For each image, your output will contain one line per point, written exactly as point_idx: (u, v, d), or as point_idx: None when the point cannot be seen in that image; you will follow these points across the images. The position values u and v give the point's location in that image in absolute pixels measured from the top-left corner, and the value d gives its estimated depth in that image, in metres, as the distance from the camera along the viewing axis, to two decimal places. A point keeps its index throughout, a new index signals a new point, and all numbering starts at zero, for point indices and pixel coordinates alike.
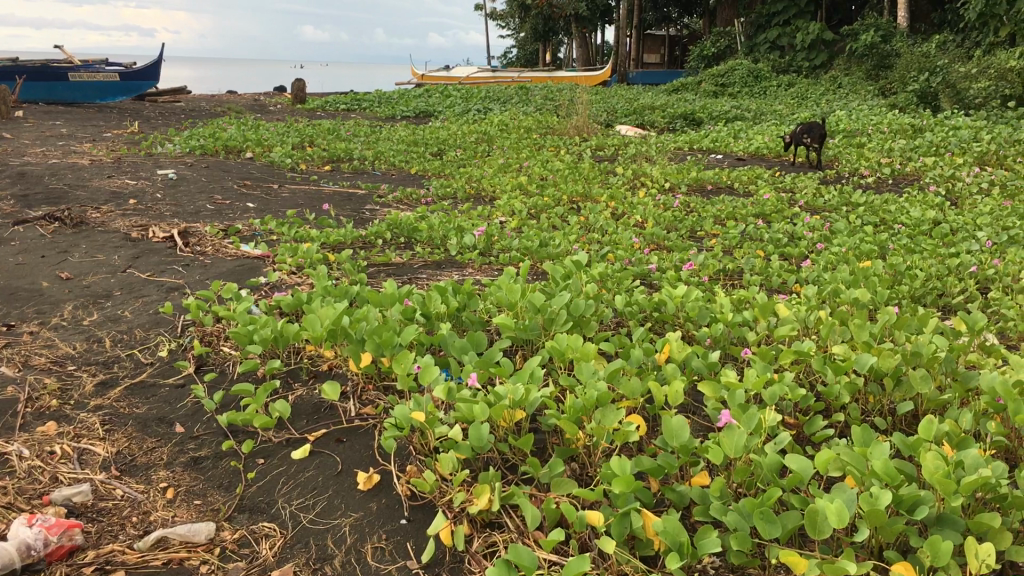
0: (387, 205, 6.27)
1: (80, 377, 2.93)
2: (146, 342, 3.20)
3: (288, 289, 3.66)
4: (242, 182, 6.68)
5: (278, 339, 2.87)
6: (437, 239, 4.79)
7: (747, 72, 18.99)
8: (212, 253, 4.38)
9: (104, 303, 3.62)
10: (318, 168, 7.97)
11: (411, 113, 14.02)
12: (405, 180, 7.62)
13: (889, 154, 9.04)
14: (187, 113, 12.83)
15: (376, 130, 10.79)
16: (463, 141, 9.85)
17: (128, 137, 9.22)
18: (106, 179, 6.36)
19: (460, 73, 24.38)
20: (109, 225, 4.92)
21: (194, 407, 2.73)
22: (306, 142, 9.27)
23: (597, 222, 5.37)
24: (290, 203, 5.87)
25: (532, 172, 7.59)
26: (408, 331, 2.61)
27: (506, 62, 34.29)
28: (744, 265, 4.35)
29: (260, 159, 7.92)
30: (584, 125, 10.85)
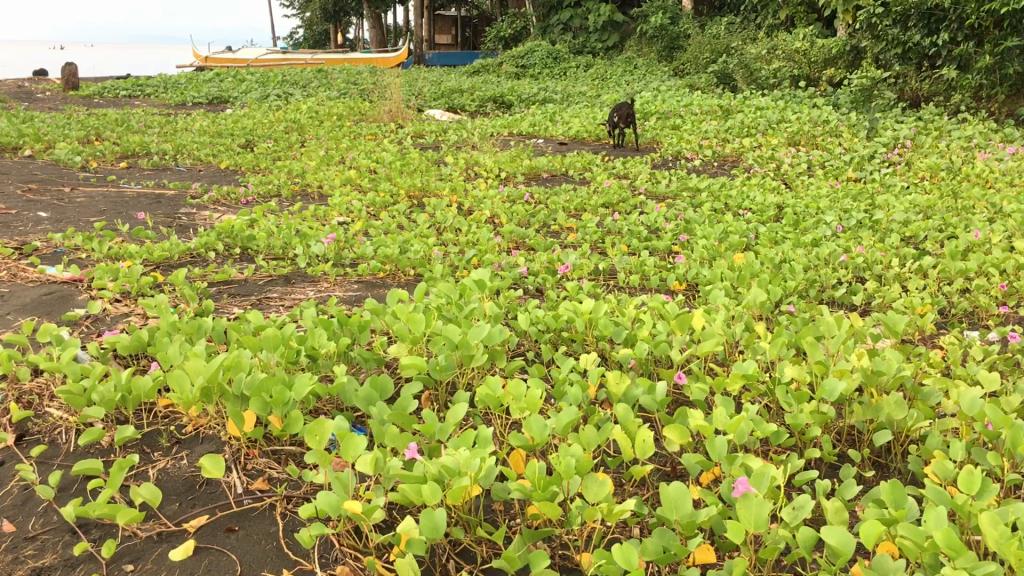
0: (203, 208, 5.60)
1: None
2: None
3: (120, 325, 3.06)
4: (26, 185, 5.79)
5: (128, 400, 2.32)
6: (278, 248, 4.25)
7: (546, 53, 18.98)
8: (8, 277, 3.66)
9: None
10: (113, 165, 7.09)
11: (203, 99, 12.98)
12: (216, 177, 6.90)
13: (705, 135, 9.14)
14: None
15: (170, 119, 9.84)
16: (273, 131, 9.11)
17: None
18: None
19: (247, 55, 23.02)
20: None
21: (22, 496, 2.14)
22: (93, 134, 8.26)
23: (447, 220, 4.99)
24: (93, 210, 5.11)
25: (359, 163, 7.07)
26: (302, 383, 2.16)
27: (293, 42, 32.80)
28: (617, 263, 4.12)
29: (43, 156, 6.94)
30: (399, 111, 10.36)
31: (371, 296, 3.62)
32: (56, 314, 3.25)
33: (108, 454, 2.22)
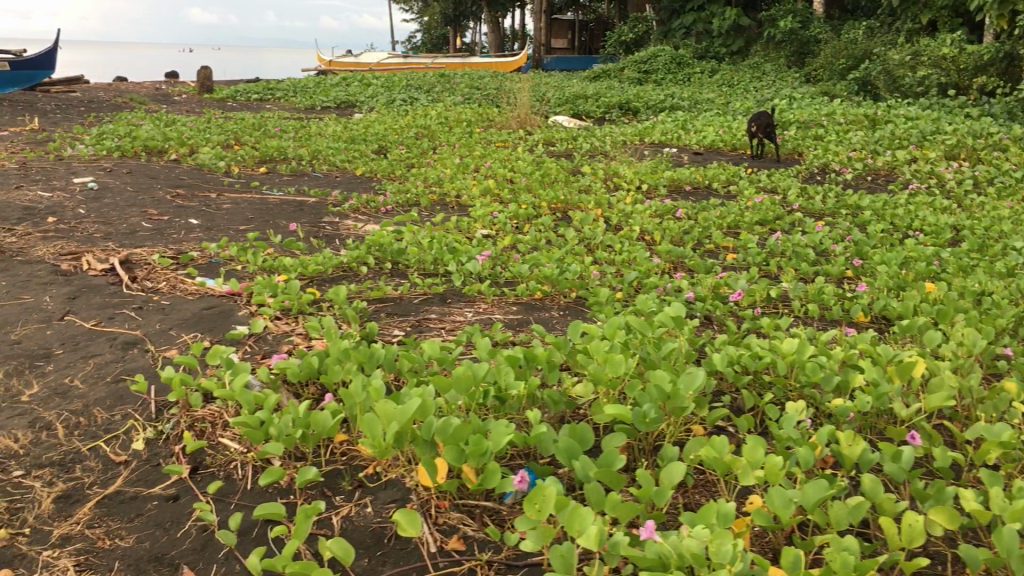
0: (346, 217, 5.51)
1: (31, 488, 2.25)
2: (111, 428, 2.53)
3: (284, 347, 2.96)
4: (173, 190, 5.83)
5: (308, 438, 2.18)
6: (430, 264, 4.10)
7: (669, 58, 18.52)
8: (167, 289, 3.63)
9: (43, 367, 2.95)
10: (252, 170, 7.11)
11: (331, 102, 13.03)
12: (352, 183, 6.84)
13: (852, 147, 8.63)
14: (86, 105, 11.61)
15: (303, 123, 9.88)
16: (404, 135, 9.02)
17: (28, 132, 8.06)
18: (13, 191, 5.45)
19: (369, 58, 23.21)
20: (31, 254, 4.15)
21: (201, 538, 2.02)
22: (232, 138, 8.34)
23: (597, 236, 4.75)
24: (240, 218, 5.08)
25: (496, 171, 6.88)
26: (500, 431, 1.96)
27: (410, 46, 33.02)
28: (792, 289, 3.81)
29: (186, 161, 7.01)
30: (527, 117, 10.15)
31: (533, 320, 3.42)
32: (218, 331, 3.18)
33: (288, 497, 2.08)
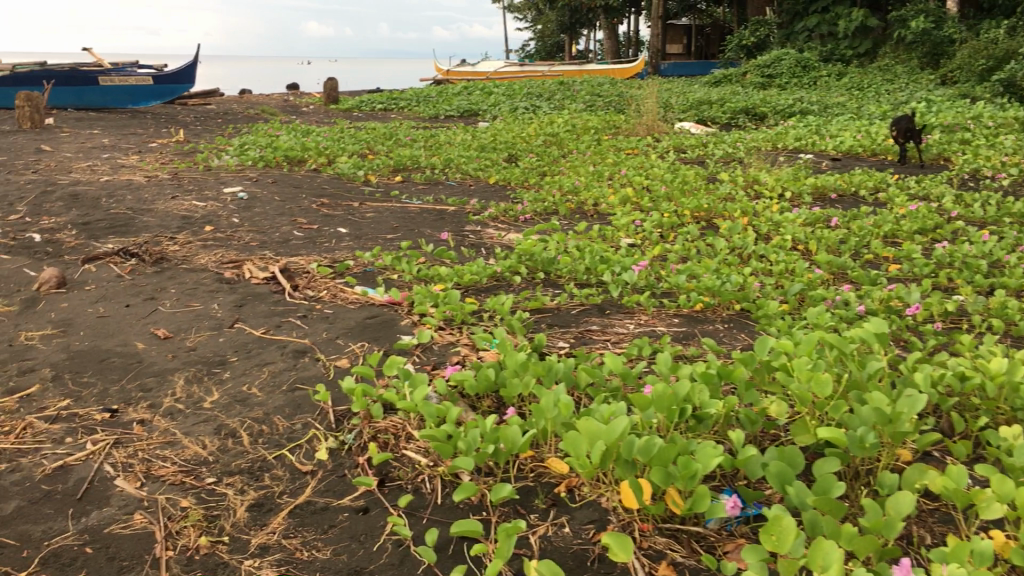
0: (487, 225, 5.49)
1: (224, 495, 2.28)
2: (293, 436, 2.56)
3: (453, 358, 2.95)
4: (318, 199, 5.93)
5: (500, 454, 2.14)
6: (583, 274, 4.03)
7: (794, 62, 17.99)
8: (329, 298, 3.68)
9: (220, 375, 3.01)
10: (388, 178, 7.18)
11: (455, 111, 13.11)
12: (487, 191, 6.83)
13: (1005, 151, 8.16)
14: (222, 117, 12.01)
15: (432, 131, 9.96)
16: (533, 143, 8.98)
17: (175, 145, 8.35)
18: (170, 201, 5.65)
19: (486, 67, 23.34)
20: (194, 262, 4.28)
21: (397, 552, 2.00)
22: (366, 147, 8.46)
23: (750, 246, 4.60)
24: (386, 227, 5.13)
25: (632, 179, 6.76)
26: (709, 453, 1.87)
27: (525, 54, 33.08)
28: (971, 303, 3.59)
29: (326, 170, 7.14)
30: (655, 123, 9.99)
31: (699, 332, 3.31)
32: (384, 340, 3.19)
33: (483, 514, 2.04)
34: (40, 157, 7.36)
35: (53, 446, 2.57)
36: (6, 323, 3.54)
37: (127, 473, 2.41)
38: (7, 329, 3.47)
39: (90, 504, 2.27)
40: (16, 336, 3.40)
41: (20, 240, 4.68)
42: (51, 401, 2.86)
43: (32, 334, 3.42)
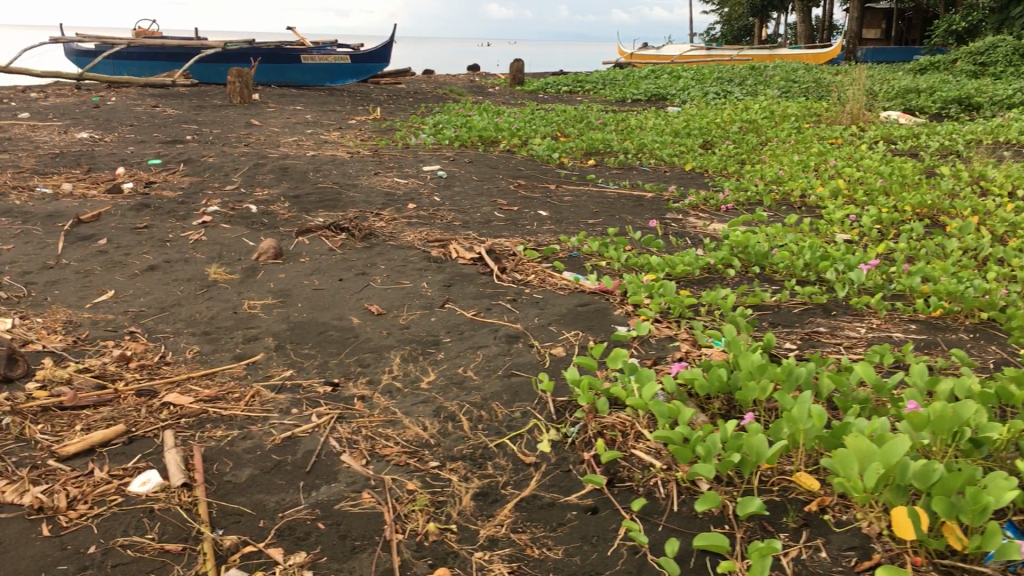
0: (689, 214, 5.28)
1: (448, 481, 2.24)
2: (513, 425, 2.49)
3: (674, 353, 2.80)
4: (515, 180, 5.88)
5: (744, 463, 2.00)
6: (803, 271, 3.78)
7: (1012, 49, 16.57)
8: (537, 282, 3.60)
9: (435, 355, 2.98)
10: (582, 161, 7.06)
11: (642, 95, 12.84)
12: (684, 178, 6.60)
13: None
14: (414, 96, 12.23)
15: (622, 115, 9.76)
16: (728, 129, 8.63)
17: (372, 122, 8.54)
18: (373, 177, 5.75)
19: (671, 50, 22.80)
20: (401, 238, 4.31)
21: (633, 559, 1.89)
22: (558, 129, 8.36)
23: (987, 248, 4.19)
24: (587, 211, 5.02)
25: (842, 171, 6.36)
26: (1002, 487, 1.67)
27: (709, 37, 32.15)
28: None
29: (520, 152, 7.09)
30: (860, 112, 9.41)
31: (942, 342, 3.02)
32: (598, 330, 3.07)
33: (727, 529, 1.90)
34: (250, 130, 7.68)
35: (281, 417, 2.61)
36: (229, 290, 3.66)
37: (352, 449, 2.41)
38: (231, 297, 3.60)
39: (319, 478, 2.28)
40: (240, 304, 3.52)
41: (238, 210, 4.87)
42: (276, 370, 2.92)
43: (254, 303, 3.53)
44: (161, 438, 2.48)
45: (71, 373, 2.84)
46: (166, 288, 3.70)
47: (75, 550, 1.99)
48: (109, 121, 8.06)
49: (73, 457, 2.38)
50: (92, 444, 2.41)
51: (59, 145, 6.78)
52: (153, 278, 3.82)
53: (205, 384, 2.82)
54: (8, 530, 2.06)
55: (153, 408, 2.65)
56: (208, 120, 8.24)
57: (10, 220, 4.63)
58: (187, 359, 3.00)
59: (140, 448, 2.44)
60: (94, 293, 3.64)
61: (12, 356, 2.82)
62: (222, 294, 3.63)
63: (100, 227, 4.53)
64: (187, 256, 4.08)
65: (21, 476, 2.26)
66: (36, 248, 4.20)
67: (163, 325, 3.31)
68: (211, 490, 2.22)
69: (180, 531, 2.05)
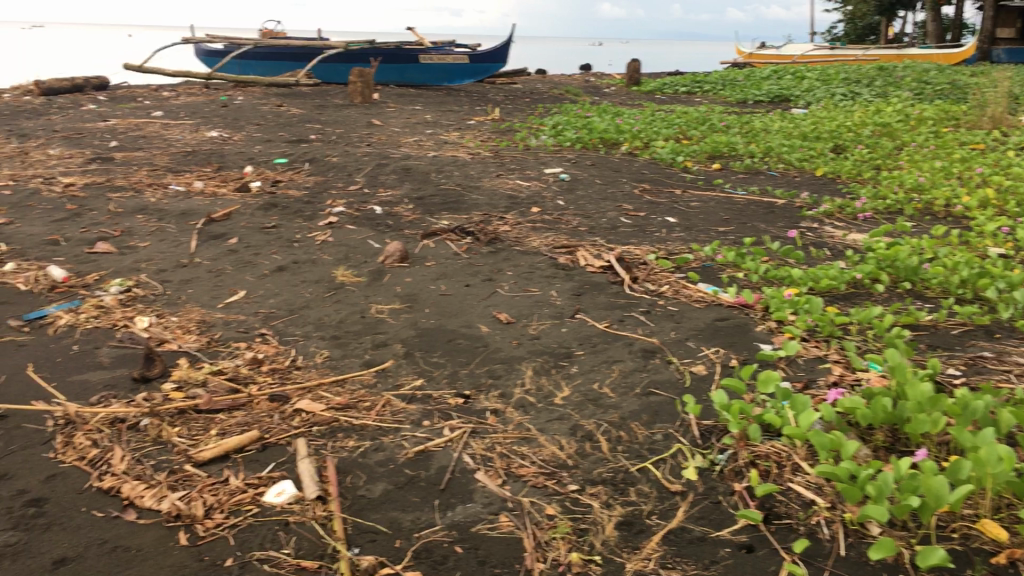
0: (824, 223, 5.02)
1: (590, 507, 2.12)
2: (655, 449, 2.36)
3: (827, 377, 2.61)
4: (639, 185, 5.72)
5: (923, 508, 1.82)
6: (960, 288, 3.52)
7: None
8: (671, 294, 3.45)
9: (568, 369, 2.87)
10: (706, 165, 6.84)
11: (765, 96, 12.45)
12: (815, 184, 6.31)
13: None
14: (531, 96, 12.14)
15: (746, 117, 9.45)
16: (861, 133, 8.24)
17: (491, 122, 8.49)
18: (495, 179, 5.68)
19: (792, 50, 22.12)
20: (527, 243, 4.22)
21: None
22: (680, 131, 8.14)
23: None
24: (717, 218, 4.82)
25: (989, 179, 5.97)
26: None
27: (831, 36, 31.08)
28: None
29: (642, 154, 6.92)
30: (1004, 116, 8.86)
31: None
32: (741, 347, 2.91)
33: None
34: (372, 130, 7.73)
35: (412, 429, 2.55)
36: (357, 294, 3.64)
37: (487, 467, 2.32)
38: (359, 300, 3.57)
39: (455, 497, 2.20)
40: (367, 308, 3.48)
41: (363, 211, 4.86)
42: (406, 379, 2.86)
43: (381, 307, 3.49)
44: (294, 447, 2.45)
45: (206, 375, 2.85)
46: (295, 289, 3.70)
47: (212, 562, 1.96)
48: (236, 120, 8.26)
49: (208, 462, 2.36)
50: (227, 450, 2.39)
51: (190, 144, 6.96)
52: (282, 279, 3.83)
53: (336, 391, 2.78)
54: (146, 538, 2.05)
55: (285, 415, 2.62)
56: (330, 119, 8.35)
57: (145, 218, 4.75)
58: (317, 365, 2.97)
59: (274, 456, 2.41)
60: (225, 293, 3.67)
61: (150, 356, 2.84)
62: (349, 297, 3.60)
63: (230, 226, 4.59)
64: (314, 257, 4.09)
65: (160, 481, 2.26)
66: (170, 246, 4.28)
67: (293, 328, 3.30)
68: (346, 505, 2.17)
69: (315, 548, 1.99)
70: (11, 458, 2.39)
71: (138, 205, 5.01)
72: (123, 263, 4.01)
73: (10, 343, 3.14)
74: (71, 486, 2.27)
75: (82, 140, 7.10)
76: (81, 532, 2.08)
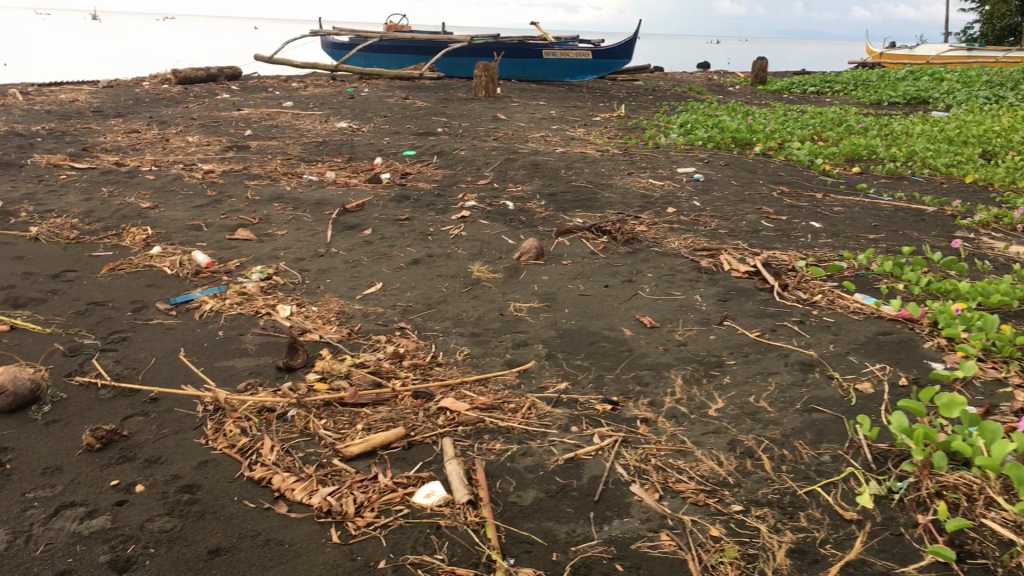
0: (982, 233, 4.71)
1: (757, 530, 1.99)
2: (824, 471, 2.20)
3: (1012, 403, 2.40)
4: (777, 187, 5.50)
5: None
6: None
7: None
8: (826, 304, 3.27)
9: (720, 379, 2.73)
10: (846, 168, 6.54)
11: (901, 98, 11.90)
12: (966, 192, 5.95)
13: None
14: (655, 93, 11.92)
15: (883, 119, 9.04)
16: (1012, 138, 7.76)
17: (617, 119, 8.35)
18: (627, 177, 5.54)
19: (926, 50, 21.17)
20: (666, 245, 4.08)
21: None
22: (815, 132, 7.83)
23: None
24: (865, 225, 4.58)
25: None
26: None
27: (966, 37, 29.65)
28: None
29: (777, 156, 6.67)
30: None
31: None
32: (909, 365, 2.72)
33: None
34: (498, 124, 7.69)
35: (561, 434, 2.45)
36: (494, 290, 3.57)
37: (643, 480, 2.21)
38: (496, 297, 3.50)
39: (611, 510, 2.10)
40: (506, 306, 3.41)
41: (495, 206, 4.80)
42: (550, 381, 2.77)
43: (520, 305, 3.41)
44: (440, 446, 2.39)
45: (349, 368, 2.82)
46: (431, 283, 3.66)
47: (366, 563, 1.90)
48: (364, 111, 8.34)
49: (356, 458, 2.32)
50: (374, 447, 2.35)
51: (322, 134, 7.06)
52: (418, 272, 3.79)
53: (480, 391, 2.71)
54: (298, 532, 2.02)
55: (430, 412, 2.57)
56: (456, 113, 8.35)
57: (282, 206, 4.80)
58: (459, 362, 2.92)
59: (421, 455, 2.35)
60: (363, 284, 3.66)
61: (294, 345, 2.83)
62: (486, 293, 3.54)
63: (365, 217, 4.60)
64: (449, 251, 4.05)
65: (310, 474, 2.23)
66: (306, 234, 4.31)
67: (431, 323, 3.25)
68: (498, 512, 2.09)
69: (469, 555, 1.92)
70: (165, 442, 2.41)
71: (274, 193, 5.08)
72: (262, 251, 4.05)
73: (160, 326, 3.19)
74: (222, 474, 2.26)
75: (219, 128, 7.29)
76: (234, 522, 2.06)
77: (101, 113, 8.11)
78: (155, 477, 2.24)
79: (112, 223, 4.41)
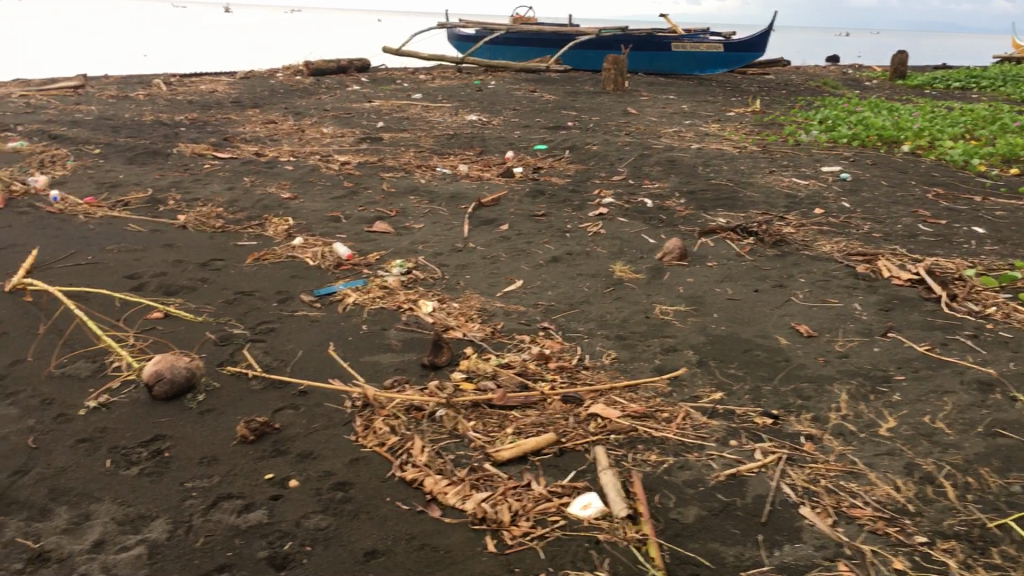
0: None
1: (945, 565, 1.83)
2: (1017, 504, 2.02)
3: None
4: (932, 189, 5.19)
5: None
6: None
7: None
8: (1001, 317, 3.03)
9: (889, 396, 2.55)
10: (1004, 169, 6.14)
11: None
12: None
13: None
14: (788, 88, 11.52)
15: None
16: None
17: (752, 115, 8.08)
18: (769, 175, 5.33)
19: None
20: (817, 248, 3.88)
21: None
22: (967, 131, 7.38)
23: None
24: None
25: None
26: None
27: None
28: None
29: (928, 155, 6.31)
30: None
31: None
32: None
33: None
34: (629, 118, 7.55)
35: (719, 448, 2.33)
36: (637, 291, 3.46)
37: (814, 503, 2.07)
38: (640, 298, 3.39)
39: (780, 534, 1.97)
40: (651, 308, 3.29)
41: (633, 203, 4.68)
42: (703, 390, 2.65)
43: (666, 307, 3.29)
44: (593, 454, 2.30)
45: (495, 368, 2.76)
46: (573, 282, 3.57)
47: None
48: (493, 104, 8.32)
49: (507, 463, 2.26)
50: (525, 452, 2.28)
51: (453, 127, 7.06)
52: (558, 270, 3.72)
53: (631, 397, 2.61)
54: (453, 538, 1.97)
55: (581, 418, 2.48)
56: (586, 107, 8.24)
57: (418, 199, 4.81)
58: (606, 366, 2.82)
59: (573, 464, 2.27)
60: (503, 281, 3.60)
61: (440, 343, 2.79)
62: (629, 294, 3.43)
63: (501, 212, 4.55)
64: (588, 249, 3.95)
65: (462, 478, 2.18)
66: (444, 229, 4.29)
67: (575, 324, 3.17)
68: (659, 528, 1.99)
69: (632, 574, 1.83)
70: (316, 437, 2.40)
71: (410, 186, 5.09)
72: (401, 244, 4.04)
73: (305, 318, 3.21)
74: (373, 473, 2.23)
75: (352, 120, 7.38)
76: (388, 524, 2.02)
77: (241, 104, 8.35)
78: (308, 473, 2.23)
79: (255, 213, 4.50)
